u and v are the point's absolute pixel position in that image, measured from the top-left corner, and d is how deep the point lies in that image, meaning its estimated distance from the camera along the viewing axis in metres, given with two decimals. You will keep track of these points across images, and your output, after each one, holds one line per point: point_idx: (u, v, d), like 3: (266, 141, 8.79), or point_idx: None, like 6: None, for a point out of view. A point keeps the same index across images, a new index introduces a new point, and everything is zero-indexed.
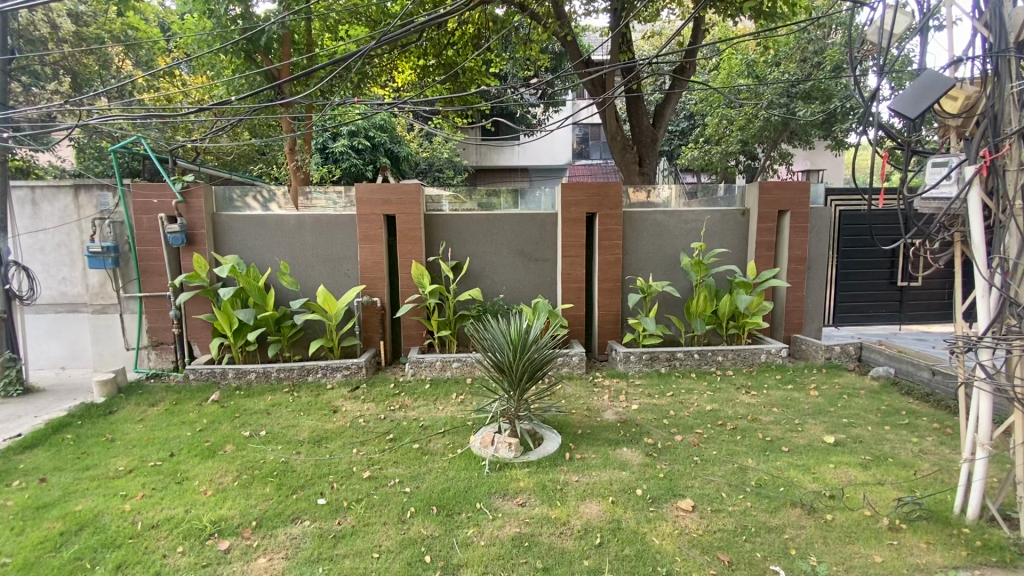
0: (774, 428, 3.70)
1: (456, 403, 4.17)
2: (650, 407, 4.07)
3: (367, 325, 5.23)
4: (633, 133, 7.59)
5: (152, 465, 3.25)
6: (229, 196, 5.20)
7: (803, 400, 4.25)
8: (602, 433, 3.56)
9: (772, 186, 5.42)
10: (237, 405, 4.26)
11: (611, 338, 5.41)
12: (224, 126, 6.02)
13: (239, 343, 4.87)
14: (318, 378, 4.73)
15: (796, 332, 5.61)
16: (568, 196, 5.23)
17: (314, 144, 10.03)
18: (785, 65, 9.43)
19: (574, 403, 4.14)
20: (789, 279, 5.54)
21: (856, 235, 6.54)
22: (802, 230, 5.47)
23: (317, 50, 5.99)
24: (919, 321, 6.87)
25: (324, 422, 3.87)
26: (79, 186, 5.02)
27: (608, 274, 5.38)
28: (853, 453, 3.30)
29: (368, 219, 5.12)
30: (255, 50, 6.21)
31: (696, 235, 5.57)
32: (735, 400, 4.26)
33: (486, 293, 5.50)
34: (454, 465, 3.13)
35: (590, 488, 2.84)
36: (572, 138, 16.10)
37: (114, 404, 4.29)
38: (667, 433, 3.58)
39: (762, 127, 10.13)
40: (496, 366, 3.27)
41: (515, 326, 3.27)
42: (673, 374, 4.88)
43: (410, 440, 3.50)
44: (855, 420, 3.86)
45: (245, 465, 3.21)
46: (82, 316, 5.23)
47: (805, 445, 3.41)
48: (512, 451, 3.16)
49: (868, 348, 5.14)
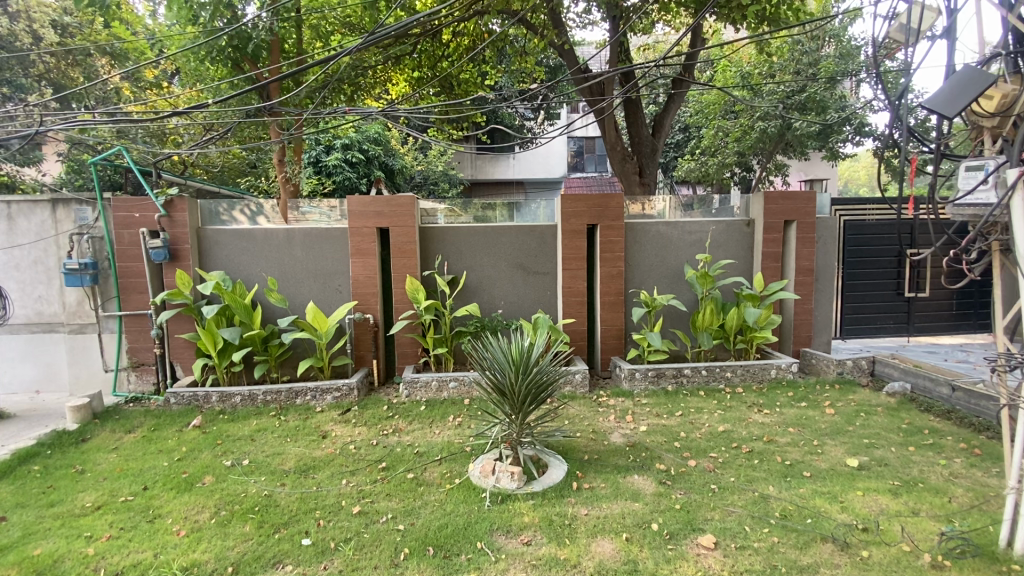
0: (792, 450, 3.48)
1: (453, 426, 3.93)
2: (659, 428, 3.84)
3: (359, 343, 4.98)
4: (632, 143, 7.43)
5: (122, 501, 2.98)
6: (215, 209, 4.98)
7: (819, 419, 4.03)
8: (610, 458, 3.32)
9: (777, 195, 5.25)
10: (220, 430, 4.00)
11: (614, 354, 5.19)
12: (213, 137, 5.84)
13: (224, 364, 4.62)
14: (307, 401, 4.47)
15: (806, 346, 5.41)
16: (568, 207, 5.05)
17: (307, 157, 9.84)
18: (781, 76, 9.38)
19: (578, 425, 3.91)
20: (797, 291, 5.37)
21: (862, 245, 6.38)
22: (808, 241, 5.31)
23: (308, 58, 5.80)
24: (928, 333, 6.69)
25: (312, 449, 3.62)
26: (56, 200, 4.78)
27: (610, 287, 5.17)
28: (880, 478, 3.08)
29: (360, 232, 4.91)
30: (243, 58, 6.03)
31: (700, 246, 5.40)
32: (748, 419, 4.04)
33: (484, 308, 5.28)
34: (452, 498, 2.88)
35: (601, 524, 2.61)
36: (567, 151, 16.02)
37: (88, 432, 4.01)
38: (680, 458, 3.35)
39: (758, 138, 10.09)
40: (496, 387, 3.05)
41: (517, 344, 3.07)
42: (681, 392, 4.65)
43: (404, 469, 3.25)
44: (877, 440, 3.64)
45: (224, 499, 2.96)
46: (58, 337, 4.94)
47: (828, 470, 3.18)
48: (515, 482, 2.92)
49: (882, 362, 4.95)
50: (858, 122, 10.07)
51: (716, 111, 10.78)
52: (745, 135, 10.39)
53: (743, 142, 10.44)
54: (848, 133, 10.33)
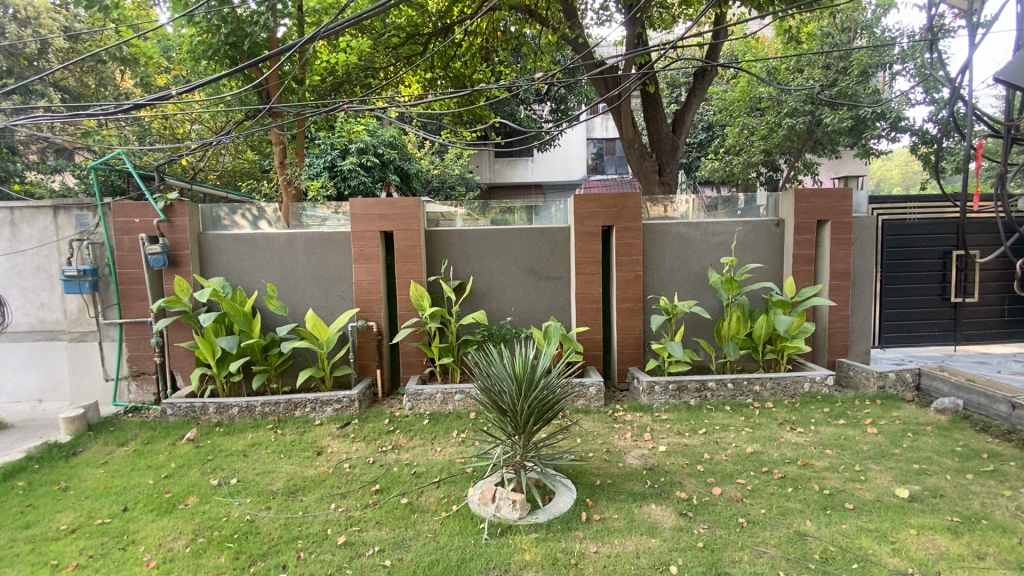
0: (830, 476, 3.11)
1: (457, 443, 3.67)
2: (681, 449, 3.50)
3: (362, 352, 4.76)
4: (652, 140, 7.06)
5: (97, 524, 2.80)
6: (216, 214, 4.84)
7: (860, 439, 3.63)
8: (625, 484, 3.01)
9: (809, 193, 4.86)
10: (213, 445, 3.81)
11: (632, 364, 4.85)
12: (214, 138, 5.67)
13: (222, 374, 4.44)
14: (306, 413, 4.26)
15: (842, 356, 4.99)
16: (582, 207, 4.75)
17: (323, 162, 9.53)
18: (809, 71, 9.22)
19: (591, 444, 3.59)
20: (832, 297, 4.96)
21: (904, 247, 5.91)
22: (844, 242, 4.90)
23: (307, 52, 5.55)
24: (978, 341, 6.16)
25: (305, 467, 3.39)
26: (58, 206, 4.70)
27: (628, 293, 4.84)
28: (936, 513, 2.70)
29: (363, 236, 4.70)
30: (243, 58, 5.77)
31: (725, 249, 5.04)
32: (779, 439, 3.67)
33: (493, 315, 5.01)
34: (446, 528, 2.61)
35: (613, 564, 2.30)
36: (586, 152, 15.68)
37: (79, 444, 3.87)
38: (703, 485, 3.01)
39: (785, 136, 9.62)
40: (495, 404, 2.77)
41: (521, 357, 2.79)
42: (704, 407, 4.29)
43: (398, 493, 2.99)
44: (928, 466, 3.23)
45: (203, 524, 2.74)
46: (60, 345, 4.84)
47: (873, 502, 2.80)
48: (517, 511, 2.62)
49: (929, 375, 4.52)
50: (894, 116, 9.23)
51: (741, 108, 10.27)
52: (772, 132, 9.91)
53: (770, 140, 9.98)
54: (883, 130, 9.56)
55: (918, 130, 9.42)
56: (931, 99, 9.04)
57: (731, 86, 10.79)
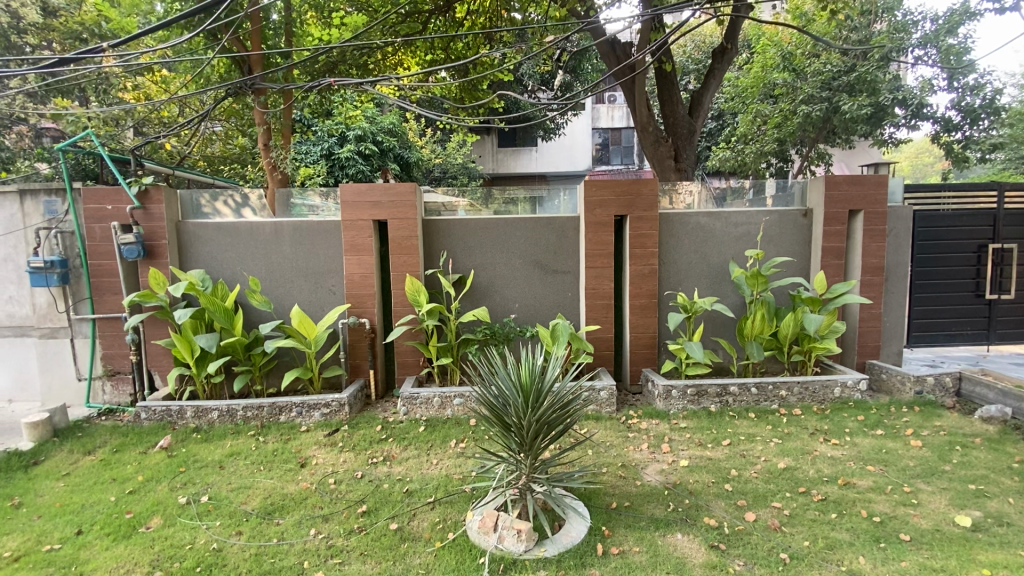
0: (877, 499, 2.74)
1: (455, 455, 3.32)
2: (704, 464, 3.13)
3: (355, 351, 4.41)
4: (667, 124, 6.64)
5: (45, 551, 2.45)
6: (198, 201, 4.49)
7: (904, 454, 3.25)
8: (645, 508, 2.65)
9: (841, 181, 4.45)
10: (188, 454, 3.47)
11: (645, 366, 4.48)
12: (196, 120, 5.28)
13: (202, 374, 4.10)
14: (292, 418, 3.92)
15: (873, 358, 4.62)
16: (593, 195, 4.35)
17: (319, 151, 9.10)
18: (826, 55, 8.76)
19: (604, 458, 3.23)
20: (864, 293, 4.56)
21: (936, 239, 5.50)
22: (877, 234, 4.51)
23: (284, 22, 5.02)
24: (1012, 341, 5.77)
25: (285, 483, 3.04)
26: (24, 190, 4.32)
27: (642, 288, 4.47)
28: (1006, 547, 2.33)
29: (355, 225, 4.34)
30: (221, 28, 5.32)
31: (749, 241, 4.63)
32: (813, 452, 3.29)
33: (496, 311, 4.64)
34: (441, 562, 2.27)
35: None
36: (592, 142, 15.29)
37: (44, 453, 3.53)
38: (733, 509, 2.64)
39: (801, 124, 8.99)
40: (499, 418, 2.40)
41: (527, 362, 2.40)
42: (726, 414, 3.93)
43: (388, 516, 2.64)
44: (987, 488, 2.86)
45: (164, 554, 2.40)
46: (29, 342, 4.49)
47: (932, 532, 2.44)
48: (523, 544, 2.25)
49: (970, 380, 4.15)
50: (915, 104, 8.58)
51: (754, 94, 9.77)
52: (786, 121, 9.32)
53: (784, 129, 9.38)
54: (903, 118, 8.93)
55: (940, 118, 8.82)
56: (954, 86, 8.59)
57: (745, 73, 10.37)
